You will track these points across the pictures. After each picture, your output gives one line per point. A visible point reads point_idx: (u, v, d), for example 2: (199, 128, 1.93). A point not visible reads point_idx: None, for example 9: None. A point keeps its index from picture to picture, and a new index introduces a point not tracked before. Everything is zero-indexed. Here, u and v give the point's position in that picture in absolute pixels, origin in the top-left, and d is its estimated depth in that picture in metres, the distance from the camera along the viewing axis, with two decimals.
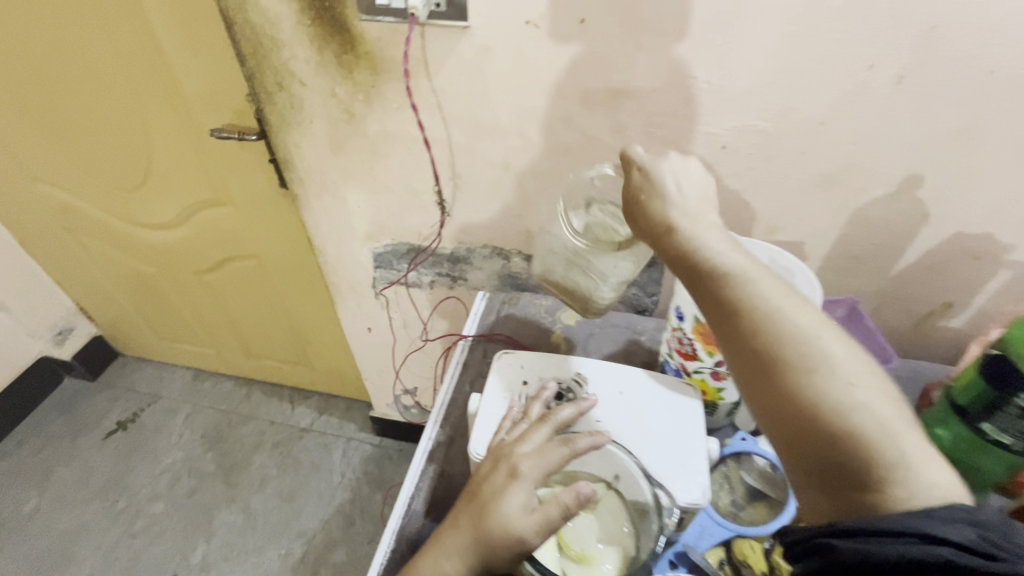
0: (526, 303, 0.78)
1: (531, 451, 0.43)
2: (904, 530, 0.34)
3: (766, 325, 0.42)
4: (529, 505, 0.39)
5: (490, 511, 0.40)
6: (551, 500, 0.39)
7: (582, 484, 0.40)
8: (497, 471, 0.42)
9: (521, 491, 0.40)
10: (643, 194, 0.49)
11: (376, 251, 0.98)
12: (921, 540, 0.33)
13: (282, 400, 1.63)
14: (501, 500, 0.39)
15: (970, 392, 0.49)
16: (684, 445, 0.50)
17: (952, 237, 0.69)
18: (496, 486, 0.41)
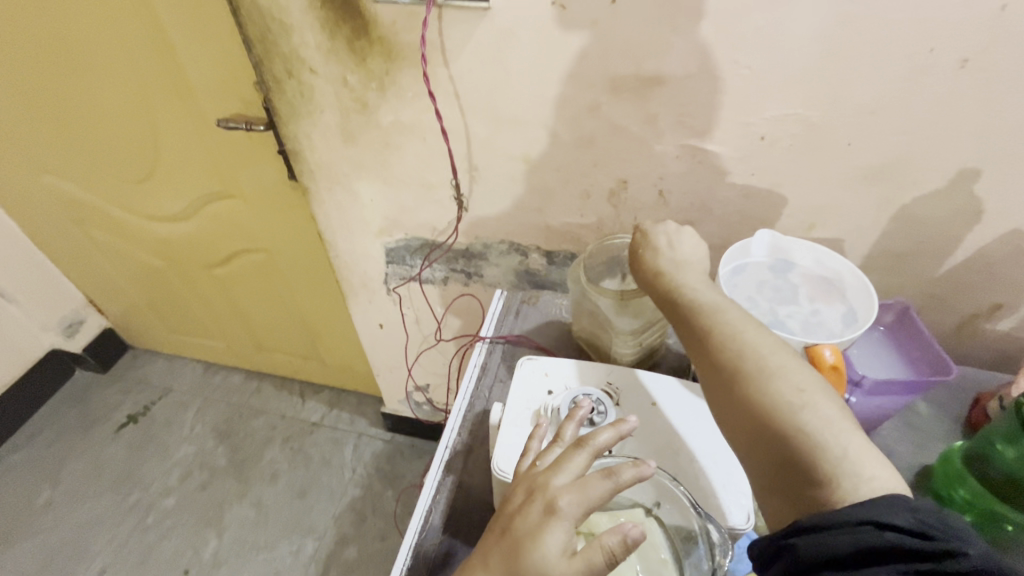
0: (545, 302, 0.77)
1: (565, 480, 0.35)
2: (852, 519, 0.34)
3: (735, 345, 0.45)
4: (568, 548, 0.32)
5: (525, 554, 0.33)
6: (593, 542, 0.32)
7: (630, 525, 0.32)
8: (529, 504, 0.35)
9: (558, 531, 0.33)
10: (639, 248, 0.56)
11: (388, 246, 0.94)
12: (871, 528, 0.33)
13: (293, 394, 1.62)
14: (540, 541, 0.32)
15: None
16: (723, 463, 0.47)
17: (1007, 235, 0.64)
18: (530, 522, 0.33)
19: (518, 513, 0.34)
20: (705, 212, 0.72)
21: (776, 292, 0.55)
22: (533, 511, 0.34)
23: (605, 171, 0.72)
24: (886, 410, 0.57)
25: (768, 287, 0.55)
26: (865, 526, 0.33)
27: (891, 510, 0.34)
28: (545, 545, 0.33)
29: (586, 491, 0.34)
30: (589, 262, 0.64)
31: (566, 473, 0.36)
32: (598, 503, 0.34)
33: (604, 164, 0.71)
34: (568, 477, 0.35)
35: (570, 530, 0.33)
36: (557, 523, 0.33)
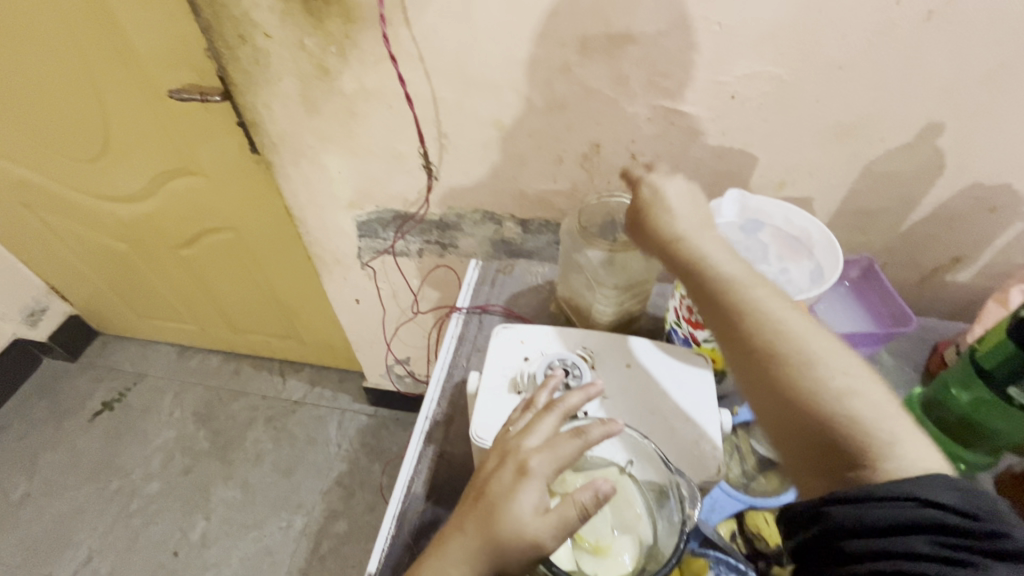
0: (521, 271, 0.76)
1: (538, 443, 0.36)
2: (895, 495, 0.35)
3: (765, 326, 0.44)
4: (541, 505, 0.33)
5: (498, 515, 0.33)
6: (567, 499, 0.32)
7: (600, 480, 0.32)
8: (502, 467, 0.35)
9: (530, 490, 0.33)
10: (650, 210, 0.51)
11: (360, 220, 0.92)
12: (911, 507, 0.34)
13: (272, 373, 1.60)
14: (513, 502, 0.33)
15: (992, 354, 0.48)
16: (695, 421, 0.48)
17: (968, 188, 0.66)
18: (502, 484, 0.34)
19: (491, 477, 0.35)
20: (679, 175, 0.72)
21: (747, 252, 0.56)
22: (505, 474, 0.34)
23: (578, 136, 0.71)
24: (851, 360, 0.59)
25: (739, 247, 0.56)
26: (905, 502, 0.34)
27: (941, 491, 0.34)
28: (518, 504, 0.33)
29: (557, 450, 0.34)
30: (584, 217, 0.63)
31: (538, 434, 0.36)
32: (569, 461, 0.34)
33: (576, 127, 0.70)
34: (539, 439, 0.36)
35: (543, 490, 0.34)
36: (529, 483, 0.33)
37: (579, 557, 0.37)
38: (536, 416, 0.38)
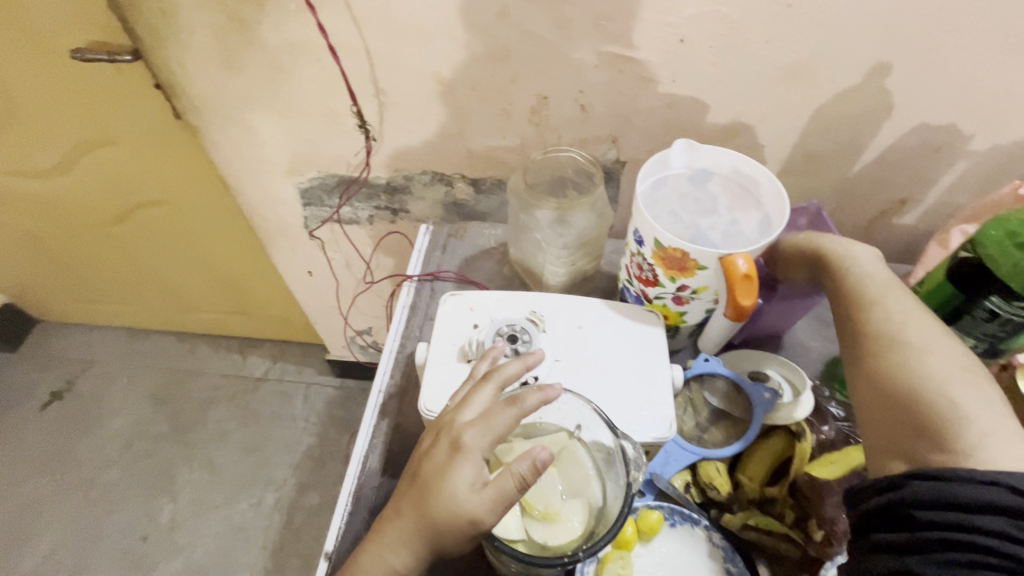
0: (472, 234, 0.73)
1: (472, 417, 0.34)
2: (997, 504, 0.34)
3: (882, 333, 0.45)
4: (477, 481, 0.32)
5: (434, 494, 0.32)
6: (504, 471, 0.32)
7: (537, 448, 0.31)
8: (437, 444, 0.34)
9: (465, 467, 0.32)
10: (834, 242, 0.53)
11: (301, 186, 0.86)
12: (1009, 486, 0.34)
13: (231, 351, 1.54)
14: (447, 480, 0.32)
15: (936, 295, 0.47)
16: (646, 378, 0.48)
17: (914, 129, 0.66)
18: (436, 463, 0.33)
19: (425, 456, 0.34)
20: (630, 125, 0.70)
21: (697, 204, 0.55)
22: (439, 452, 0.33)
23: (524, 87, 0.67)
24: (801, 309, 0.59)
25: (688, 200, 0.55)
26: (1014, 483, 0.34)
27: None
28: (453, 481, 0.32)
29: (491, 423, 0.33)
30: (531, 173, 0.59)
31: (473, 408, 0.35)
32: (504, 432, 0.33)
33: (521, 78, 0.66)
34: (474, 412, 0.34)
35: (480, 464, 0.33)
36: (463, 459, 0.32)
37: (528, 526, 0.36)
38: (473, 389, 0.36)
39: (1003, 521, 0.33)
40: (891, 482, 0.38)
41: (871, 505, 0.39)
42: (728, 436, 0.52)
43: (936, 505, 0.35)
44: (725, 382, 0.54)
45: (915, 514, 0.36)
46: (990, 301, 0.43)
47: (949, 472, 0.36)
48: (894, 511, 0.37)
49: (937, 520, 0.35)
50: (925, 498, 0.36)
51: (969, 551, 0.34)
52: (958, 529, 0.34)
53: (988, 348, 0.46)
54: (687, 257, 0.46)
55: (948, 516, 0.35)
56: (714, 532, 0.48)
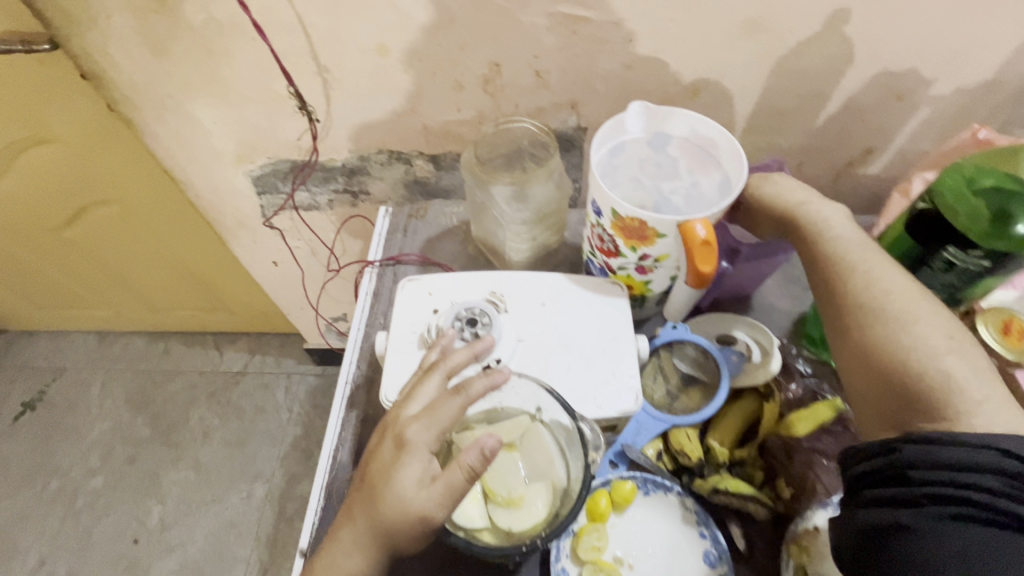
0: (434, 214, 0.71)
1: (417, 410, 0.34)
2: (983, 467, 0.35)
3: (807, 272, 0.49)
4: (425, 476, 0.31)
5: (384, 493, 0.31)
6: (452, 463, 0.31)
7: (484, 436, 0.31)
8: (384, 441, 0.33)
9: (412, 463, 0.31)
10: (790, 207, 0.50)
11: (253, 175, 0.82)
12: (1002, 449, 0.35)
13: (206, 347, 1.51)
14: (394, 479, 0.31)
15: (896, 248, 0.46)
16: (610, 351, 0.47)
17: (876, 76, 0.64)
18: (382, 463, 0.32)
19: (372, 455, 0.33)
20: (588, 90, 0.67)
21: (657, 168, 0.53)
22: (385, 450, 0.32)
23: (475, 56, 0.63)
24: (770, 268, 0.59)
25: (648, 164, 0.53)
26: (1004, 446, 0.35)
27: None
28: (401, 478, 0.31)
29: (434, 416, 0.33)
30: (485, 147, 0.57)
31: (419, 401, 0.34)
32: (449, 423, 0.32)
33: (470, 46, 0.62)
34: (419, 405, 0.34)
35: (427, 458, 0.32)
36: (409, 455, 0.31)
37: (492, 513, 0.36)
38: (416, 381, 0.35)
39: (992, 476, 0.34)
40: (885, 447, 0.38)
41: (864, 465, 0.39)
42: (698, 401, 0.52)
43: (928, 467, 0.36)
44: (695, 349, 0.54)
45: (910, 478, 0.36)
46: (948, 251, 0.42)
47: (944, 438, 0.36)
48: (888, 471, 0.37)
49: (933, 478, 0.35)
50: (922, 459, 0.36)
51: (962, 504, 0.34)
52: (953, 486, 0.35)
53: (948, 298, 0.45)
54: (645, 227, 0.45)
55: (943, 475, 0.35)
56: (685, 497, 0.48)
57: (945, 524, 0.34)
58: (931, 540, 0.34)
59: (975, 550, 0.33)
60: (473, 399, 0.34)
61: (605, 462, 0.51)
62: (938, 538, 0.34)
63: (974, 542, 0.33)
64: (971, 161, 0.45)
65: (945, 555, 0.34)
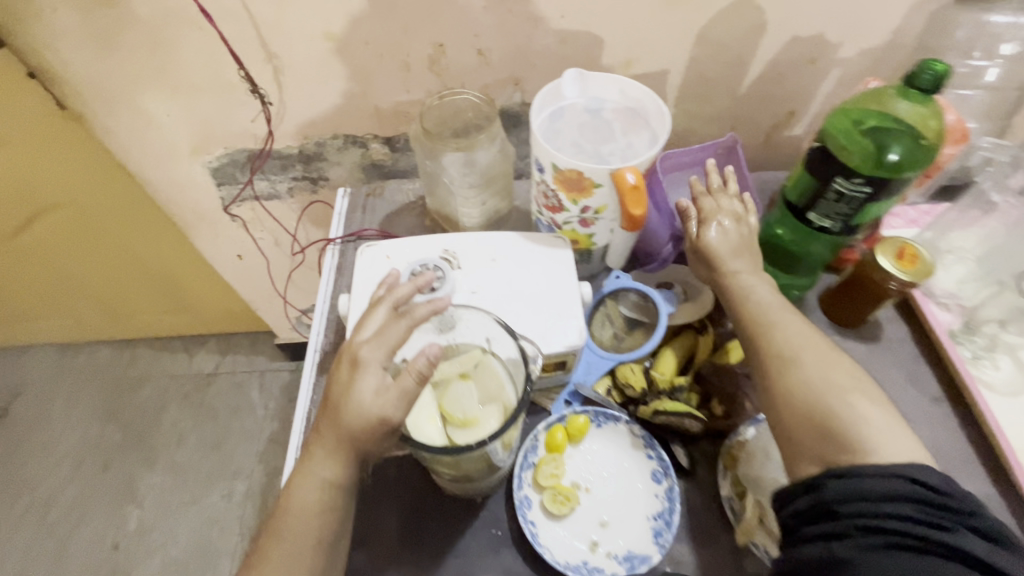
0: (391, 192, 0.74)
1: (370, 334, 0.38)
2: (898, 495, 0.36)
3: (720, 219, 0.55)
4: (380, 386, 0.35)
5: (344, 407, 0.35)
6: (405, 372, 0.35)
7: (429, 345, 0.35)
8: (341, 364, 0.37)
9: (367, 376, 0.35)
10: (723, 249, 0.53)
11: (211, 166, 0.84)
12: (912, 477, 0.36)
13: (175, 352, 1.50)
14: (352, 391, 0.35)
15: (798, 188, 0.51)
16: (556, 295, 0.52)
17: (788, 43, 0.70)
18: (341, 381, 0.36)
19: (332, 378, 0.37)
20: (529, 67, 0.71)
21: (596, 132, 0.58)
22: (342, 370, 0.36)
23: (418, 37, 0.67)
24: None
25: (587, 128, 0.58)
26: (912, 473, 0.36)
27: (945, 478, 0.37)
28: (358, 391, 0.35)
29: (385, 336, 0.37)
30: (429, 119, 0.60)
31: (371, 327, 0.38)
32: (397, 342, 0.37)
33: (413, 28, 0.66)
34: (372, 330, 0.38)
35: (381, 373, 0.36)
36: (364, 370, 0.36)
37: (450, 434, 0.40)
38: (368, 312, 0.39)
39: (908, 503, 0.36)
40: (809, 482, 0.39)
41: (794, 505, 0.39)
42: (640, 340, 0.57)
43: (850, 498, 0.37)
44: (637, 295, 0.59)
45: (836, 511, 0.37)
46: (837, 182, 0.47)
47: (860, 468, 0.37)
48: (817, 507, 0.38)
49: (859, 512, 0.36)
50: (845, 492, 0.37)
51: (888, 535, 0.35)
52: (876, 516, 0.36)
53: (844, 228, 0.50)
54: (582, 177, 0.50)
55: (866, 506, 0.36)
56: (633, 425, 0.53)
57: (873, 555, 0.35)
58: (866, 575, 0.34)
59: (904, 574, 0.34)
60: (418, 321, 0.38)
61: (561, 401, 0.56)
62: (872, 571, 0.34)
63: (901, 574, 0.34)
64: (850, 103, 0.50)
65: None
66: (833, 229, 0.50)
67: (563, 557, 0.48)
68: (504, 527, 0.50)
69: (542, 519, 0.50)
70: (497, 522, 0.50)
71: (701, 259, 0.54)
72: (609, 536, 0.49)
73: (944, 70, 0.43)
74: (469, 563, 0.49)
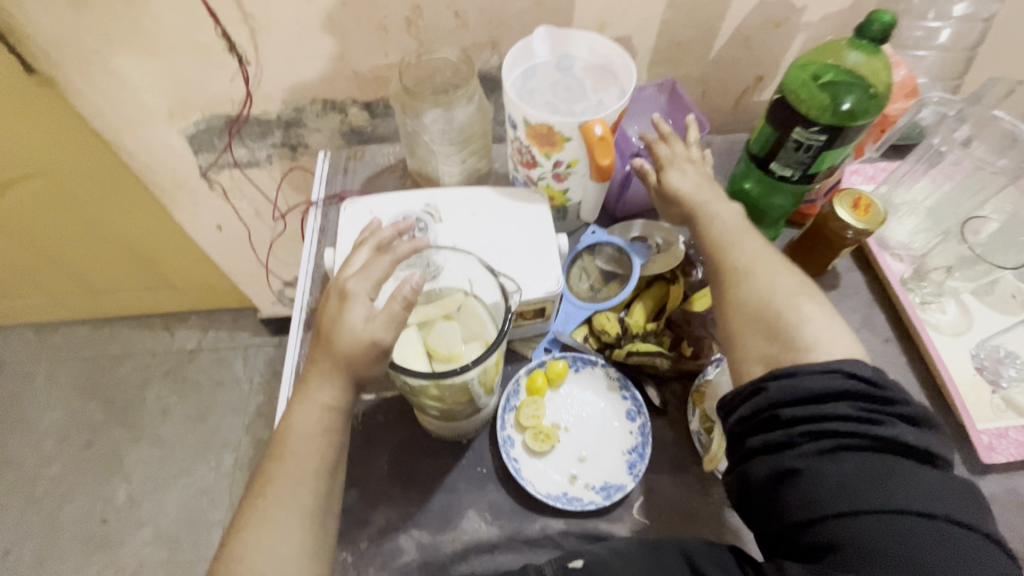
0: (371, 155, 0.75)
1: (356, 271, 0.41)
2: (834, 392, 0.38)
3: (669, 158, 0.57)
4: (369, 314, 0.38)
5: (336, 336, 0.38)
6: (392, 299, 0.38)
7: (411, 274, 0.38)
8: (330, 298, 0.40)
9: (355, 307, 0.38)
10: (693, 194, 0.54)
11: (188, 133, 0.83)
12: (847, 374, 0.39)
13: (155, 328, 1.49)
14: (342, 321, 0.38)
15: (759, 139, 0.55)
16: (535, 246, 0.54)
17: (757, 6, 0.72)
18: (331, 313, 0.38)
19: (322, 312, 0.39)
20: (504, 29, 0.72)
21: (567, 92, 0.60)
22: (331, 302, 0.39)
23: None
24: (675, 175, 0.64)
25: (559, 88, 0.60)
26: (847, 369, 0.39)
27: (876, 370, 0.39)
28: (348, 320, 0.38)
29: (369, 272, 0.40)
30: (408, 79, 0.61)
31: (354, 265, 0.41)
32: (384, 274, 0.40)
33: None
34: (357, 268, 0.41)
35: (368, 304, 0.39)
36: (352, 301, 0.38)
37: (436, 367, 0.42)
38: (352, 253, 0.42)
39: (845, 399, 0.38)
40: (755, 388, 0.41)
41: (741, 413, 0.41)
42: (615, 291, 0.60)
43: (792, 401, 0.39)
44: (613, 249, 0.62)
45: (780, 412, 0.39)
46: (796, 132, 0.51)
47: (799, 371, 0.39)
48: (762, 413, 0.40)
49: (800, 413, 0.38)
50: (787, 395, 0.39)
51: (828, 432, 0.37)
52: (816, 416, 0.38)
53: (802, 176, 0.54)
54: (553, 132, 0.52)
55: (807, 407, 0.38)
56: (609, 368, 0.57)
57: (819, 455, 0.37)
58: (812, 475, 0.37)
59: (848, 469, 0.36)
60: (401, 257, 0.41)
61: (541, 349, 0.59)
62: (820, 472, 0.36)
63: (845, 470, 0.36)
64: (808, 58, 0.53)
65: (828, 483, 0.36)
66: (793, 178, 0.55)
67: (544, 488, 0.51)
68: (488, 465, 0.53)
69: (524, 456, 0.53)
70: (482, 460, 0.53)
71: (673, 205, 0.56)
72: (587, 469, 0.53)
73: (892, 19, 0.47)
74: (457, 497, 0.51)
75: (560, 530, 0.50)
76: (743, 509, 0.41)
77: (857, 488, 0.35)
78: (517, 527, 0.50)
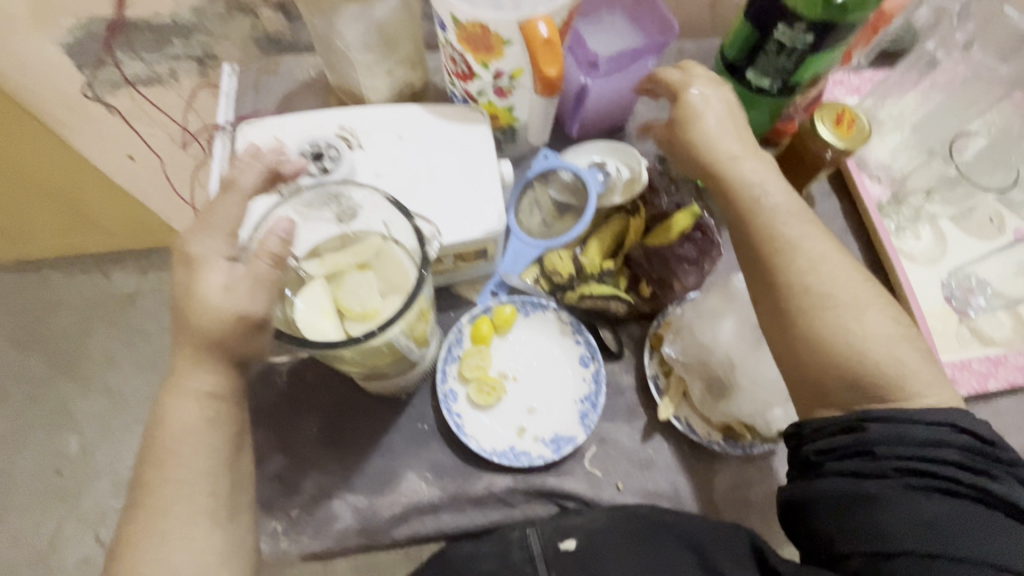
0: (288, 68, 0.63)
1: (199, 226, 0.35)
2: (940, 441, 0.35)
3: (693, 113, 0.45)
4: (229, 282, 0.33)
5: (191, 311, 0.33)
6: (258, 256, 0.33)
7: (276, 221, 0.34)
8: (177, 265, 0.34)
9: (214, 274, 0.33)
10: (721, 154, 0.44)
11: (64, 43, 0.69)
12: (957, 425, 0.35)
13: (89, 272, 1.37)
14: (196, 291, 0.33)
15: (738, 41, 0.47)
16: (469, 176, 0.46)
17: None
18: (184, 284, 0.33)
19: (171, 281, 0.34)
20: None
21: None
22: (178, 271, 0.34)
23: None
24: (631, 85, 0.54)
25: None
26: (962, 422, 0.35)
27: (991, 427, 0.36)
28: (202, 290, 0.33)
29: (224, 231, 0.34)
30: None
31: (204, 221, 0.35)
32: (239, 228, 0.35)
33: None
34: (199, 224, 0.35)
35: (227, 267, 0.34)
36: (207, 267, 0.33)
37: (348, 328, 0.36)
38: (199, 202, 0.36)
39: (953, 450, 0.35)
40: (847, 423, 0.37)
41: (825, 443, 0.37)
42: (570, 225, 0.53)
43: (892, 441, 0.35)
44: (569, 176, 0.54)
45: (877, 452, 0.35)
46: (778, 32, 0.43)
47: (906, 414, 0.36)
48: (853, 447, 0.36)
49: (899, 454, 0.35)
50: (888, 437, 0.35)
51: (928, 476, 0.34)
52: (916, 460, 0.35)
53: (782, 87, 0.47)
54: (487, 33, 0.42)
55: (909, 450, 0.35)
56: (560, 312, 0.52)
57: (912, 495, 0.34)
58: (898, 511, 0.34)
59: (943, 515, 0.33)
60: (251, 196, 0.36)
61: (487, 293, 0.53)
62: (908, 510, 0.34)
63: (940, 516, 0.33)
64: None
65: (916, 522, 0.33)
66: (771, 89, 0.48)
67: (489, 445, 0.48)
68: (430, 422, 0.49)
69: (468, 410, 0.49)
70: (423, 417, 0.49)
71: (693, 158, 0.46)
72: (536, 422, 0.49)
73: None
74: (396, 458, 0.48)
75: (507, 488, 0.47)
76: (799, 533, 0.38)
77: (944, 534, 0.33)
78: (460, 486, 0.47)
